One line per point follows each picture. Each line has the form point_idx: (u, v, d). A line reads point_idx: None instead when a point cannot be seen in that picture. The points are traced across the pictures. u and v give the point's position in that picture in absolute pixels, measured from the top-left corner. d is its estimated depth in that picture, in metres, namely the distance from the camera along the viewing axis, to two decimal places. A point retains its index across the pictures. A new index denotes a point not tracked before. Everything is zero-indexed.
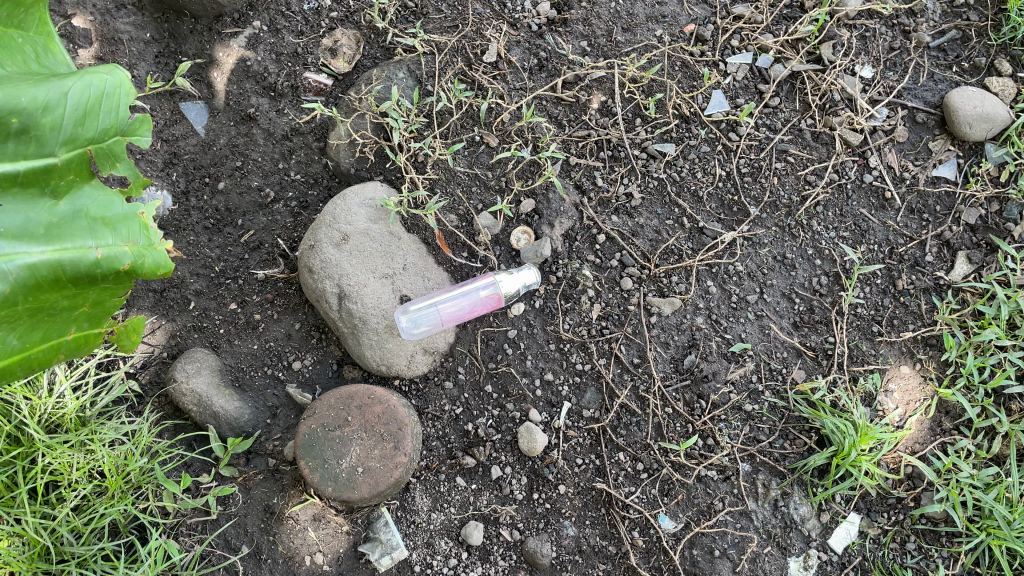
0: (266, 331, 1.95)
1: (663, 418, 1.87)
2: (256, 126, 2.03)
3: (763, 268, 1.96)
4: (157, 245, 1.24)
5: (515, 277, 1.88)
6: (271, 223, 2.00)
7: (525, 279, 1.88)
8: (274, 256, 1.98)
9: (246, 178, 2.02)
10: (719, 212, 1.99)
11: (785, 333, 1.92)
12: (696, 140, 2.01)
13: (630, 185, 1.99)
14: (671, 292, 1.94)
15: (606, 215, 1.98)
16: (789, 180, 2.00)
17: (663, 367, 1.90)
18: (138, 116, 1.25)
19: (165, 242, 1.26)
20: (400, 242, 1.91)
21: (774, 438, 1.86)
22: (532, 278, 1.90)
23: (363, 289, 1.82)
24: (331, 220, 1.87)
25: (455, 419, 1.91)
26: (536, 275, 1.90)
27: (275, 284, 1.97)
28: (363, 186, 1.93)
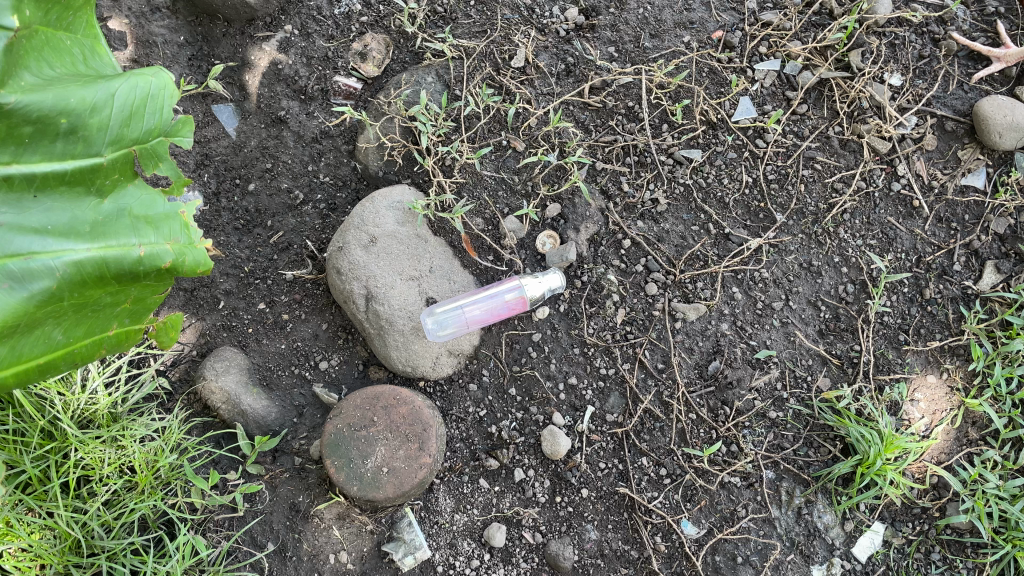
0: (294, 331, 1.98)
1: (687, 424, 1.87)
2: (286, 129, 2.06)
3: (788, 275, 1.96)
4: (198, 244, 1.26)
5: (538, 281, 1.89)
6: (300, 224, 2.03)
7: (549, 284, 1.89)
8: (302, 257, 2.00)
9: (276, 180, 2.05)
10: (745, 219, 1.99)
11: (809, 340, 1.92)
12: (723, 146, 2.01)
13: (656, 191, 2.00)
14: (696, 299, 1.94)
15: (632, 220, 1.99)
16: (816, 188, 2.00)
17: (688, 373, 1.90)
18: (180, 118, 1.28)
19: (205, 241, 1.27)
20: (427, 245, 1.93)
21: (799, 446, 1.85)
22: (556, 283, 1.90)
23: (390, 291, 1.85)
24: (359, 222, 1.89)
25: (479, 421, 1.92)
26: (560, 280, 1.91)
27: (303, 285, 1.99)
28: (390, 189, 1.95)
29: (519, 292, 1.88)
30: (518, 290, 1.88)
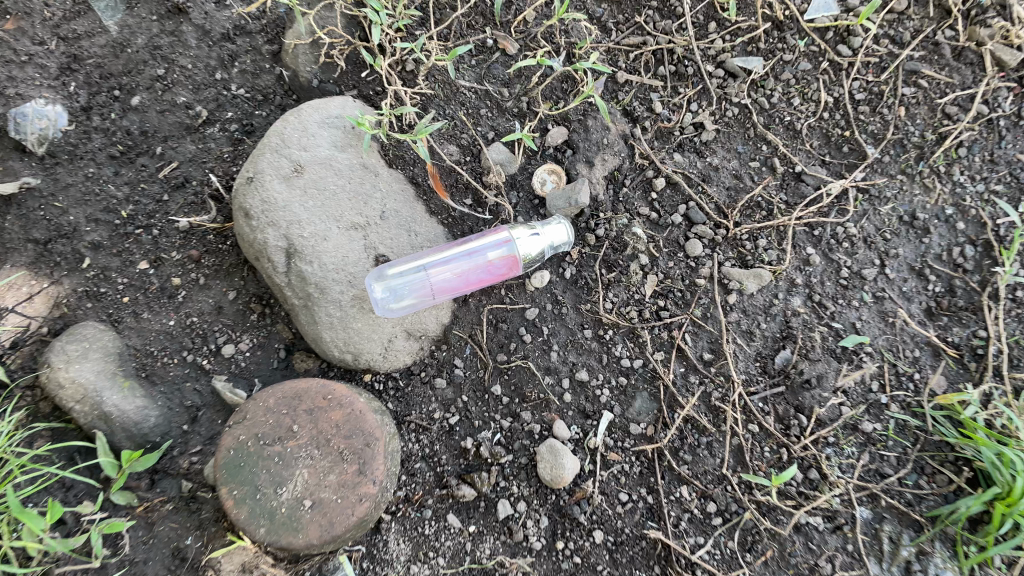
0: (188, 302, 1.39)
1: (745, 440, 1.29)
2: (186, 22, 1.49)
3: (884, 231, 1.40)
4: None
5: (536, 233, 1.31)
6: (201, 152, 1.45)
7: (549, 238, 1.32)
8: (202, 198, 1.43)
9: (170, 92, 1.47)
10: (823, 152, 1.44)
11: (915, 323, 1.36)
12: (792, 53, 1.45)
13: (701, 113, 1.43)
14: (756, 262, 1.37)
15: (666, 152, 1.42)
16: (921, 112, 1.44)
17: (746, 368, 1.33)
18: None
19: None
20: (378, 180, 1.35)
21: (905, 473, 1.28)
22: (560, 237, 1.34)
23: (321, 245, 1.27)
24: (279, 142, 1.30)
25: (449, 432, 1.34)
26: (565, 232, 1.34)
27: (203, 237, 1.42)
28: (325, 100, 1.37)
29: (508, 247, 1.31)
30: (506, 245, 1.30)
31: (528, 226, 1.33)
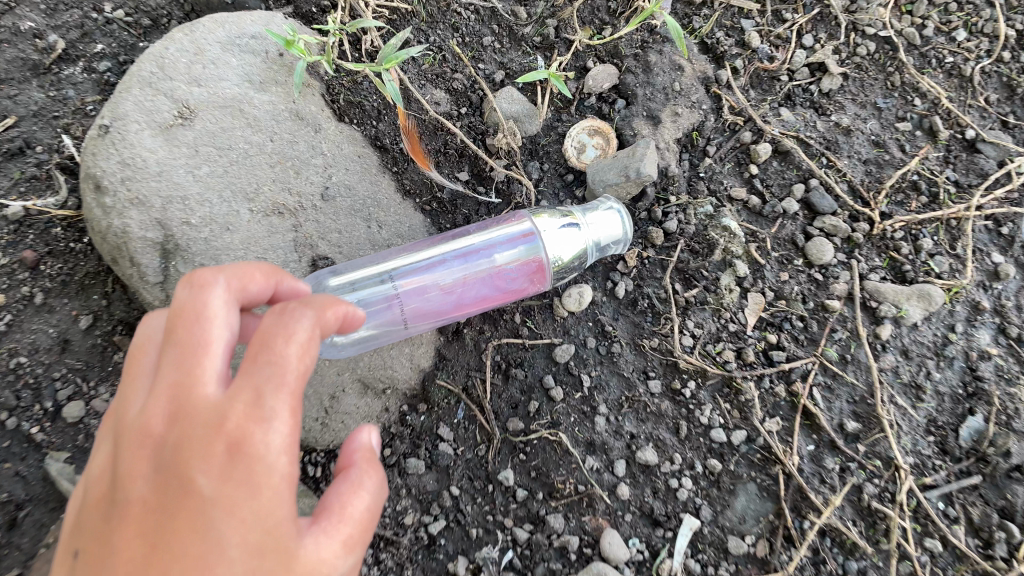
0: (11, 333, 0.86)
1: (926, 568, 0.76)
2: None
3: None
4: None
5: (573, 225, 0.79)
6: (53, 102, 0.95)
7: (596, 231, 0.80)
8: (48, 170, 0.92)
9: (11, 15, 0.96)
10: (1007, 109, 0.93)
11: None
12: None
13: (819, 50, 0.94)
14: (918, 274, 0.86)
15: (770, 106, 0.92)
16: None
17: (913, 445, 0.81)
18: None
19: None
20: (320, 136, 0.84)
21: None
22: (613, 231, 0.82)
23: (217, 240, 0.78)
24: (153, 73, 0.80)
25: (427, 548, 0.80)
26: (621, 224, 0.82)
27: (43, 230, 0.90)
28: (238, 12, 0.86)
29: (528, 246, 0.78)
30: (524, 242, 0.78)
31: (559, 213, 0.80)
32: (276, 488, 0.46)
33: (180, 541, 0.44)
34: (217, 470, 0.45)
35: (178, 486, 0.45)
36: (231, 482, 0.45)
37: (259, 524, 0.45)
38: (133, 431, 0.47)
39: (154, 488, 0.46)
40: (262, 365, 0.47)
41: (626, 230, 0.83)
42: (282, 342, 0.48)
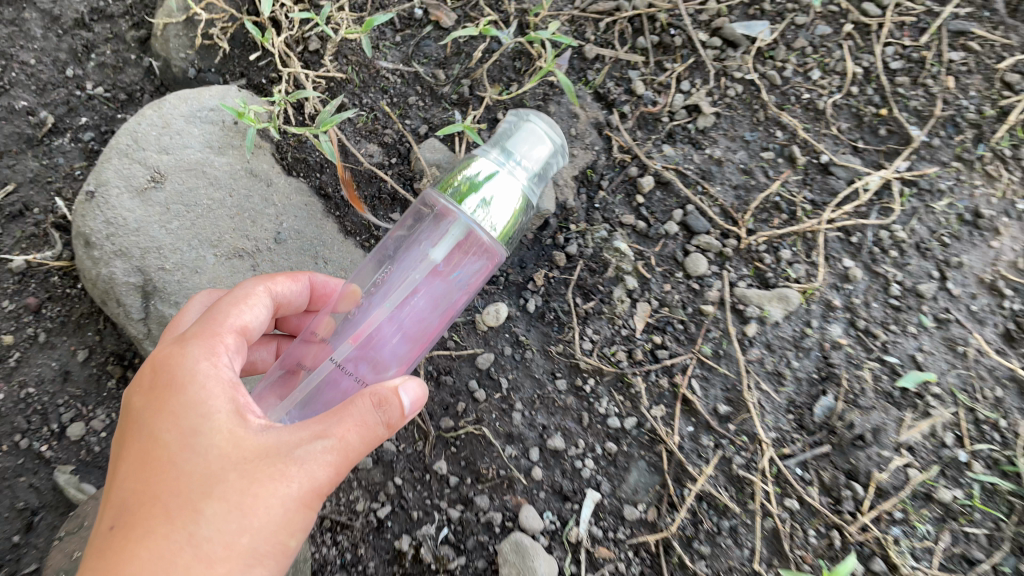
0: (21, 366, 1.04)
1: (785, 522, 0.93)
2: (29, 6, 1.16)
3: (943, 235, 1.07)
4: None
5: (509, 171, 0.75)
6: (45, 170, 1.11)
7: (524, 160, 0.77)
8: (44, 229, 1.08)
9: (6, 96, 1.13)
10: (855, 136, 1.11)
11: (994, 352, 1.00)
12: (806, 15, 1.14)
13: (695, 93, 1.11)
14: (778, 280, 1.03)
15: (654, 144, 1.10)
16: (977, 80, 1.12)
17: (777, 421, 0.98)
18: None
19: None
20: (269, 190, 1.01)
21: (1001, 558, 0.90)
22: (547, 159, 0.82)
23: (189, 279, 0.94)
24: (132, 146, 0.98)
25: (377, 528, 0.96)
26: (541, 147, 0.79)
27: (45, 280, 1.07)
28: (200, 90, 1.03)
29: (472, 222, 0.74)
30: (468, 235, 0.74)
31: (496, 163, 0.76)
32: (224, 394, 0.64)
33: (148, 452, 0.63)
34: (158, 397, 0.65)
35: (142, 416, 0.65)
36: (168, 397, 0.64)
37: (200, 420, 0.63)
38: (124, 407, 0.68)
39: (133, 424, 0.66)
40: (200, 330, 0.69)
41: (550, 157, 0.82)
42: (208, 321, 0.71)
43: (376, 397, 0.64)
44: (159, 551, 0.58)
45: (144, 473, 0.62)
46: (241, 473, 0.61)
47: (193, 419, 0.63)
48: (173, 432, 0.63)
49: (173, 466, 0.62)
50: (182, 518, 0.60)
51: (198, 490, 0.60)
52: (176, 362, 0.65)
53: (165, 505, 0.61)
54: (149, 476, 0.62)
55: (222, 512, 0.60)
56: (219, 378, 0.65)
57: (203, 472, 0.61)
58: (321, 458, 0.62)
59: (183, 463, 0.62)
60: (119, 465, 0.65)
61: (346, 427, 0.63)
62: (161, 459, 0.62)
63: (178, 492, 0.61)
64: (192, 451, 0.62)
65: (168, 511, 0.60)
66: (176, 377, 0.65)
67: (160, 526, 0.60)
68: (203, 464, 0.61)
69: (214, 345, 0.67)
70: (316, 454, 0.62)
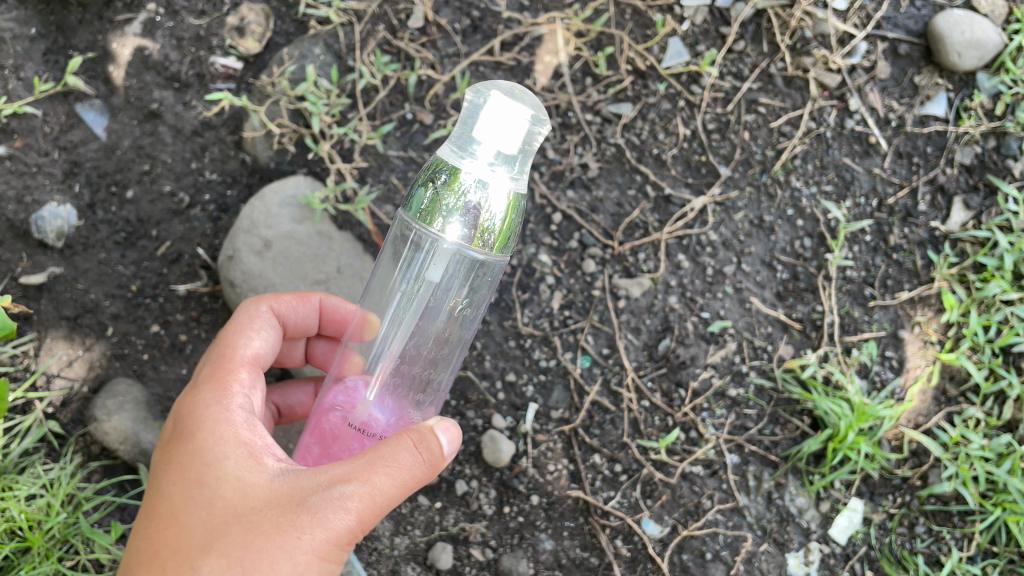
0: (194, 353, 1.77)
1: (640, 413, 1.69)
2: (161, 123, 1.80)
3: (739, 236, 1.76)
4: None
5: (487, 183, 1.09)
6: (189, 231, 1.80)
7: (501, 159, 1.10)
8: (194, 268, 1.79)
9: (156, 183, 1.80)
10: (686, 176, 1.78)
11: (767, 305, 1.74)
12: (654, 97, 1.79)
13: (585, 155, 1.78)
14: (638, 272, 1.75)
15: (561, 190, 1.77)
16: (761, 134, 1.78)
17: (636, 356, 1.72)
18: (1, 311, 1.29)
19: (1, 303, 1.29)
20: (331, 243, 1.69)
21: (764, 425, 1.69)
22: (529, 136, 1.15)
23: None
24: (250, 225, 1.67)
25: None
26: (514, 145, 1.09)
27: (200, 300, 1.78)
28: (282, 182, 1.72)
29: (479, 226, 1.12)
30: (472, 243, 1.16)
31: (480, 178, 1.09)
32: (224, 451, 1.05)
33: (181, 495, 1.05)
34: (183, 454, 1.08)
35: (174, 459, 1.09)
36: (191, 457, 1.07)
37: (215, 476, 1.04)
38: (166, 441, 1.13)
39: (170, 463, 1.09)
40: (221, 364, 1.18)
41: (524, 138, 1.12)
42: (226, 362, 1.18)
43: (419, 438, 1.01)
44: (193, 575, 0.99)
45: (177, 512, 1.05)
46: (238, 527, 1.00)
47: (210, 474, 1.04)
48: (183, 489, 1.05)
49: (180, 522, 1.04)
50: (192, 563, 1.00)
51: (203, 548, 1.00)
52: (196, 423, 1.09)
53: (181, 548, 1.02)
54: (182, 514, 1.04)
55: (221, 564, 0.99)
56: (218, 433, 1.07)
57: (210, 530, 1.01)
58: (327, 507, 0.97)
59: (189, 516, 1.03)
60: (158, 496, 1.08)
61: (360, 478, 0.98)
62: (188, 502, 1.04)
63: (192, 537, 1.02)
64: (201, 504, 1.03)
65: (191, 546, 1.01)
66: (197, 433, 1.08)
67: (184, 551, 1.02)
68: (219, 508, 1.02)
69: (217, 401, 1.11)
70: (320, 502, 0.98)
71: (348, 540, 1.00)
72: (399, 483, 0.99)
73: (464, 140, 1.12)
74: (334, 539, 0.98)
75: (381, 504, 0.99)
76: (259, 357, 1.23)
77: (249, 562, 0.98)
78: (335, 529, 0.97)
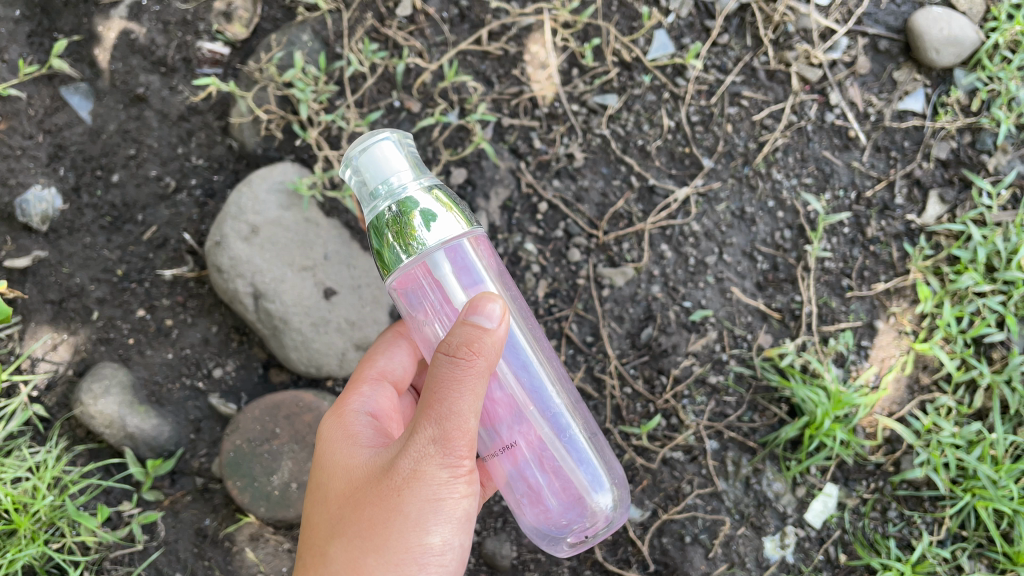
0: (180, 337, 1.78)
1: (622, 400, 1.73)
2: (147, 107, 1.80)
3: (720, 226, 1.80)
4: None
5: (417, 195, 1.01)
6: (175, 216, 1.80)
7: (406, 175, 1.03)
8: (180, 253, 1.79)
9: (142, 168, 1.80)
10: (670, 167, 1.81)
11: (747, 295, 1.78)
12: (640, 89, 1.82)
13: (571, 145, 1.81)
14: (622, 261, 1.78)
15: (547, 180, 1.81)
16: (744, 126, 1.81)
17: (619, 345, 1.76)
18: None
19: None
20: (319, 229, 1.70)
21: (742, 412, 1.73)
22: (403, 142, 1.07)
23: (280, 286, 1.64)
24: (237, 211, 1.67)
25: None
26: (399, 156, 1.03)
27: (185, 285, 1.78)
28: (270, 168, 1.73)
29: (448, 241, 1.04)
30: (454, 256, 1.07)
31: (404, 208, 1.01)
32: (340, 450, 1.12)
33: (313, 506, 1.12)
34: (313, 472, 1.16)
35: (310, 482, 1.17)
36: (318, 470, 1.15)
37: (333, 476, 1.11)
38: None
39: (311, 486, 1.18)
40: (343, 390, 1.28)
41: (402, 150, 1.05)
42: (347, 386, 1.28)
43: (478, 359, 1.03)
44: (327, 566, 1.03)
45: (310, 522, 1.11)
46: (353, 505, 1.04)
47: (330, 477, 1.11)
48: (313, 498, 1.13)
49: (316, 524, 1.10)
50: (323, 560, 1.04)
51: (331, 536, 1.05)
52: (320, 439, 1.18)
53: (315, 555, 1.06)
54: (314, 521, 1.10)
55: (347, 545, 1.02)
56: (331, 437, 1.16)
57: (333, 519, 1.06)
58: (415, 460, 0.98)
59: (321, 518, 1.09)
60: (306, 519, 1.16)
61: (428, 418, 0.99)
62: (317, 510, 1.11)
63: (322, 536, 1.07)
64: (326, 501, 1.10)
65: (321, 544, 1.06)
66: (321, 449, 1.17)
67: (317, 552, 1.06)
68: (337, 501, 1.07)
69: (331, 414, 1.20)
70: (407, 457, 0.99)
71: (458, 477, 1.00)
72: (468, 405, 0.97)
73: (370, 199, 1.04)
74: (437, 480, 0.98)
75: (462, 429, 0.97)
76: (377, 370, 1.30)
77: (370, 532, 1.00)
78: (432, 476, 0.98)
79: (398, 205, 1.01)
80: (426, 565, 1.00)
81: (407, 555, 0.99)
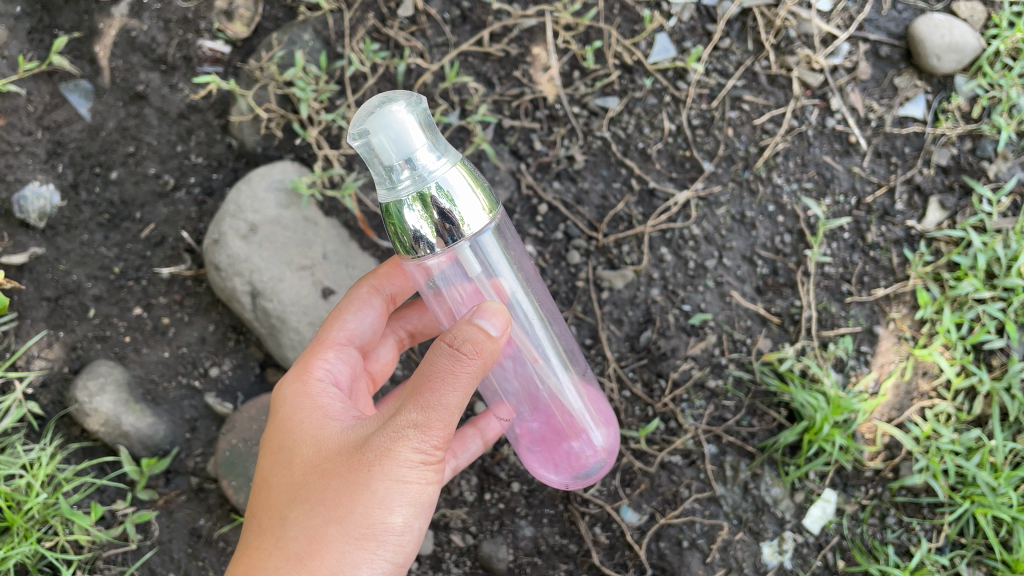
0: (177, 336, 1.77)
1: (620, 403, 1.74)
2: (147, 105, 1.79)
3: (720, 230, 1.79)
4: None
5: (441, 178, 1.00)
6: (173, 215, 1.80)
7: (429, 153, 1.01)
8: (178, 251, 1.78)
9: (141, 166, 1.79)
10: (670, 171, 1.81)
11: (747, 299, 1.78)
12: (640, 92, 1.81)
13: (572, 147, 1.81)
14: (622, 264, 1.79)
15: (546, 182, 1.81)
16: (744, 131, 1.81)
17: (618, 347, 1.76)
18: None
19: None
20: (317, 229, 1.70)
21: (741, 416, 1.72)
22: (418, 110, 1.03)
23: (278, 285, 1.63)
24: (236, 209, 1.67)
25: None
26: (418, 131, 1.00)
27: (183, 283, 1.78)
28: (269, 167, 1.72)
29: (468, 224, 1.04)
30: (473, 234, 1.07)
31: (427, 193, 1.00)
32: (304, 417, 1.14)
33: (269, 469, 1.14)
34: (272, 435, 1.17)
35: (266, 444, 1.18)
36: (277, 433, 1.16)
37: (296, 443, 1.12)
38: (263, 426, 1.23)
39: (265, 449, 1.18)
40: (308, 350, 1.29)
41: (419, 122, 1.02)
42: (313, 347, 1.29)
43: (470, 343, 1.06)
44: (285, 530, 1.05)
45: (267, 482, 1.13)
46: (319, 476, 1.06)
47: (293, 443, 1.12)
48: (270, 460, 1.14)
49: (274, 486, 1.11)
50: (283, 523, 1.06)
51: (290, 500, 1.07)
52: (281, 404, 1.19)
53: (273, 518, 1.08)
54: (271, 483, 1.12)
55: (309, 513, 1.04)
56: (295, 403, 1.17)
57: (296, 486, 1.07)
58: (387, 440, 1.00)
59: (280, 480, 1.11)
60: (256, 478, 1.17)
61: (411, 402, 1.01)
62: (274, 473, 1.12)
63: (282, 500, 1.08)
64: (288, 467, 1.11)
65: (278, 506, 1.08)
66: (283, 413, 1.18)
67: (273, 514, 1.08)
68: (300, 468, 1.09)
69: (295, 378, 1.22)
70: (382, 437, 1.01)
71: (428, 463, 1.01)
72: (456, 398, 0.99)
73: (387, 175, 1.02)
74: (409, 465, 1.00)
75: (444, 420, 0.99)
76: (354, 338, 1.32)
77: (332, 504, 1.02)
78: (404, 457, 1.00)
79: (422, 189, 1.00)
80: (384, 542, 1.03)
81: (368, 531, 1.01)
